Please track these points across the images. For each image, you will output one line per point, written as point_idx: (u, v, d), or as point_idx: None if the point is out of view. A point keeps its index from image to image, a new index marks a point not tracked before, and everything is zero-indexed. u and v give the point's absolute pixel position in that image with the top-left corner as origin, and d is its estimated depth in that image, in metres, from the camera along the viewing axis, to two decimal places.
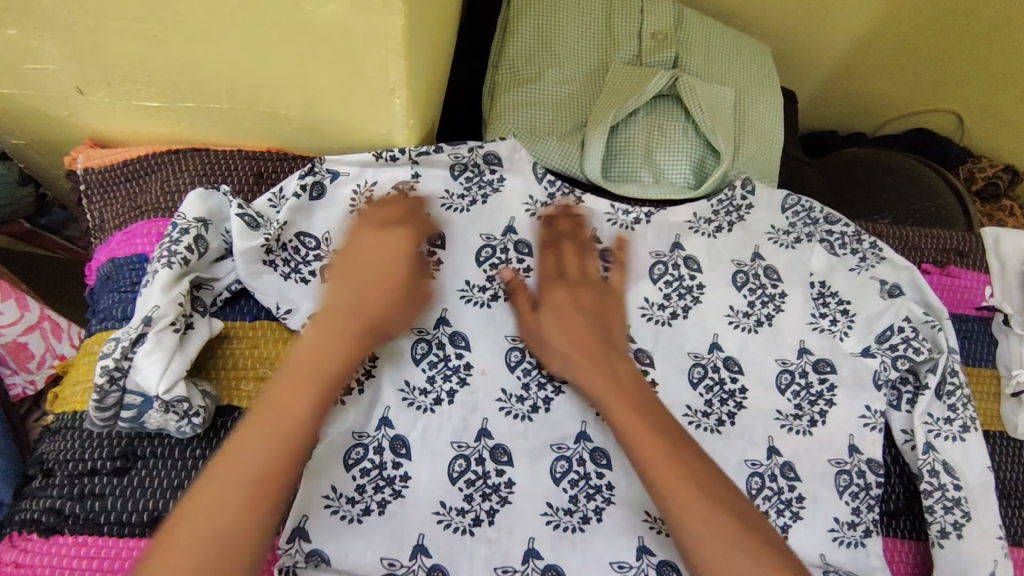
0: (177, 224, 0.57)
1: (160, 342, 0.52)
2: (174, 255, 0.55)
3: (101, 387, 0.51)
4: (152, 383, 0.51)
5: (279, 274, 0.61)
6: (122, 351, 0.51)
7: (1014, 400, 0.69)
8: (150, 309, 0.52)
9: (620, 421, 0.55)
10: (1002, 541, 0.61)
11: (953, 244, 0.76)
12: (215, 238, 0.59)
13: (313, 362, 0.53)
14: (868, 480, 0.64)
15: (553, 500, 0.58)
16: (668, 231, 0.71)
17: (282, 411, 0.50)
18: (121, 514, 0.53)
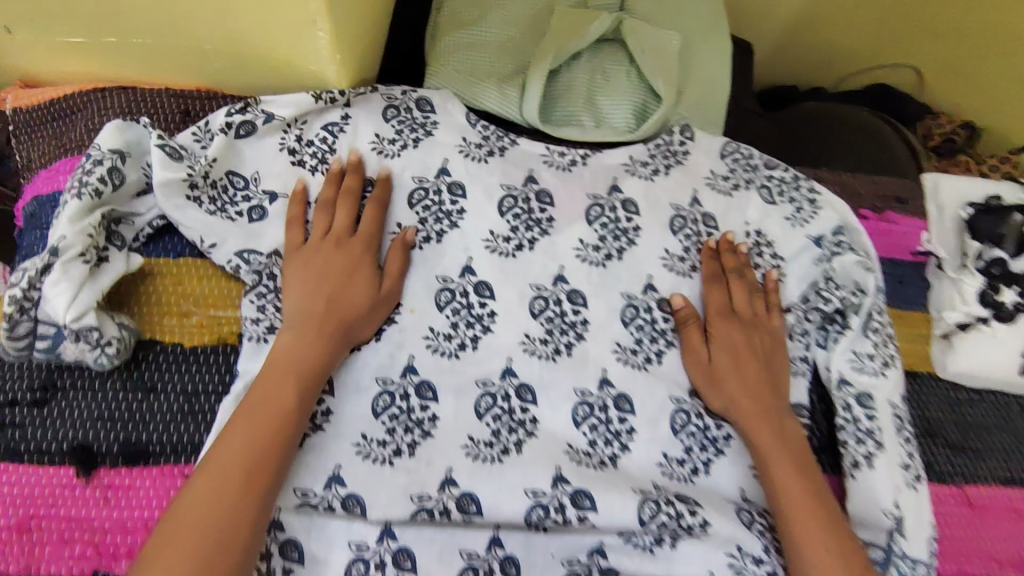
0: (91, 155, 0.58)
1: (67, 272, 0.53)
2: (83, 186, 0.55)
3: (12, 316, 0.53)
4: (60, 312, 0.53)
5: (203, 210, 0.61)
6: (29, 282, 0.53)
7: (943, 341, 0.70)
8: (57, 239, 0.54)
9: (769, 454, 0.58)
10: (908, 471, 0.62)
11: (892, 192, 0.77)
12: (135, 170, 0.59)
13: (273, 386, 0.53)
14: None
15: (475, 434, 0.58)
16: (606, 175, 0.70)
17: (254, 431, 0.50)
18: (39, 443, 0.54)
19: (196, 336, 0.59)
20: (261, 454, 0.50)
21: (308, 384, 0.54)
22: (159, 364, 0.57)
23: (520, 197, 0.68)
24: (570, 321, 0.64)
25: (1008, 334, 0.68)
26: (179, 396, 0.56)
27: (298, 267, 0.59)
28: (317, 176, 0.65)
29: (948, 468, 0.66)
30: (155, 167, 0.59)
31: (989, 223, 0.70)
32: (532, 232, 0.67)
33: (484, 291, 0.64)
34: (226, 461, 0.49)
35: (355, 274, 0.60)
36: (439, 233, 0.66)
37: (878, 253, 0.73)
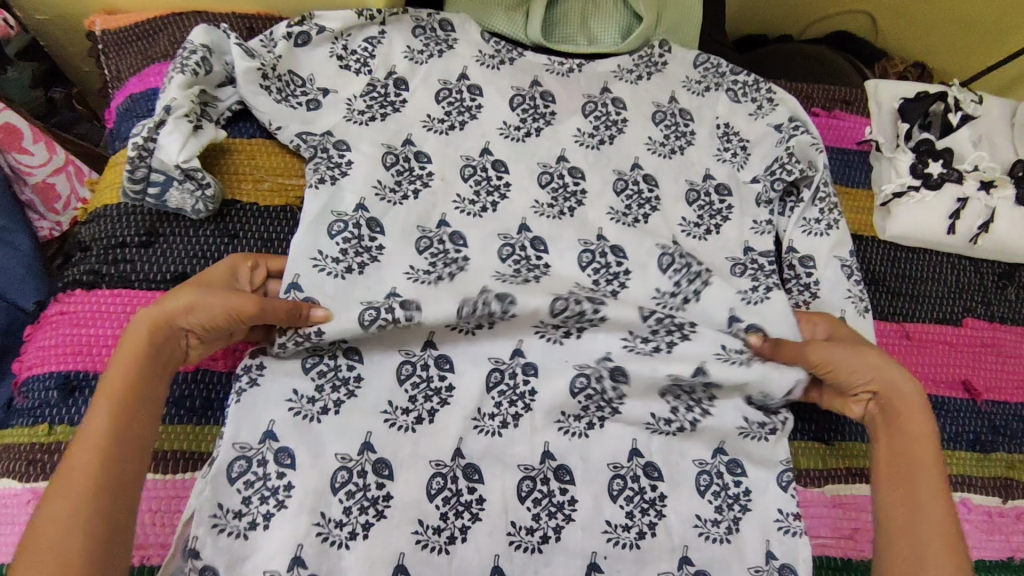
0: (187, 47, 0.71)
1: (177, 126, 0.67)
2: (185, 65, 0.69)
3: (134, 159, 0.65)
4: (173, 156, 0.66)
5: (273, 98, 0.74)
6: (148, 134, 0.66)
7: (882, 211, 0.84)
8: (168, 100, 0.67)
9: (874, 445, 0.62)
10: (852, 303, 0.76)
11: (841, 96, 0.91)
12: (219, 62, 0.73)
13: (108, 389, 0.52)
14: (761, 266, 0.77)
15: (500, 271, 0.71)
16: (598, 78, 0.85)
17: (82, 437, 0.49)
18: (148, 273, 0.67)
19: (268, 197, 0.72)
20: (90, 460, 0.48)
21: (132, 386, 0.53)
22: (240, 215, 0.71)
23: (527, 96, 0.81)
24: (572, 191, 0.77)
25: (934, 199, 0.82)
26: (258, 241, 0.70)
27: None
28: (360, 77, 0.78)
29: (890, 309, 0.80)
30: (236, 57, 0.72)
31: (917, 108, 0.84)
32: (538, 122, 0.80)
33: (500, 167, 0.77)
34: (78, 449, 0.49)
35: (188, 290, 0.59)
36: (461, 122, 0.78)
37: (829, 144, 0.87)
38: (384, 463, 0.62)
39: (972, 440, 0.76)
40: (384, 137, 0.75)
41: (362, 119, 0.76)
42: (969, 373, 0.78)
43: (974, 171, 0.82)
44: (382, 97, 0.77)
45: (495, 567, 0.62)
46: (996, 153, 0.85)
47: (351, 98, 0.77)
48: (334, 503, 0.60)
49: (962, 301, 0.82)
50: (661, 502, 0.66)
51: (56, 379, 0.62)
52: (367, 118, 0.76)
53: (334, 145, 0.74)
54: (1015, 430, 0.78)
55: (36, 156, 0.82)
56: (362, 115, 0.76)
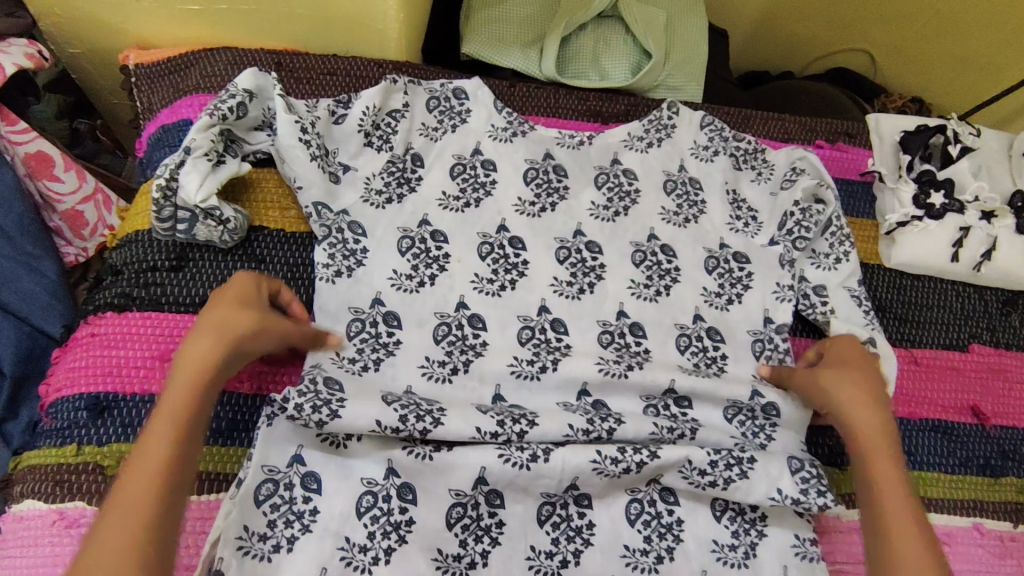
0: (228, 91, 0.71)
1: (197, 165, 0.66)
2: (217, 109, 0.68)
3: (158, 201, 0.65)
4: (191, 195, 0.65)
5: (309, 153, 0.73)
6: (170, 173, 0.65)
7: (887, 239, 0.86)
8: (189, 141, 0.66)
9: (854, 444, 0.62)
10: (870, 329, 0.77)
11: (843, 129, 0.94)
12: (257, 108, 0.73)
13: (163, 434, 0.49)
14: (779, 344, 0.77)
15: (518, 355, 0.70)
16: (608, 150, 0.86)
17: (135, 482, 0.46)
18: (178, 297, 0.68)
19: (295, 225, 0.74)
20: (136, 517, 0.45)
21: (199, 409, 0.51)
22: (266, 243, 0.73)
23: (541, 170, 0.83)
24: (590, 266, 0.78)
25: (937, 228, 0.84)
26: (285, 267, 0.72)
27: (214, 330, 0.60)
28: (380, 153, 0.80)
29: (900, 333, 0.81)
30: (279, 110, 0.73)
31: (918, 140, 0.87)
32: (552, 198, 0.82)
33: (517, 244, 0.78)
34: (127, 506, 0.46)
35: (237, 318, 0.56)
36: (477, 200, 0.79)
37: (835, 176, 0.90)
38: (409, 487, 0.62)
39: (981, 464, 0.77)
40: (399, 220, 0.76)
41: (379, 201, 0.77)
42: (978, 398, 0.80)
43: (975, 202, 0.85)
44: (400, 172, 0.79)
45: None
46: (995, 182, 0.88)
47: (370, 177, 0.78)
48: (359, 528, 0.60)
49: (968, 326, 0.84)
50: (678, 526, 0.66)
51: (85, 401, 0.63)
52: (384, 200, 0.77)
53: (349, 226, 0.74)
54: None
55: (66, 184, 0.85)
56: (380, 196, 0.77)
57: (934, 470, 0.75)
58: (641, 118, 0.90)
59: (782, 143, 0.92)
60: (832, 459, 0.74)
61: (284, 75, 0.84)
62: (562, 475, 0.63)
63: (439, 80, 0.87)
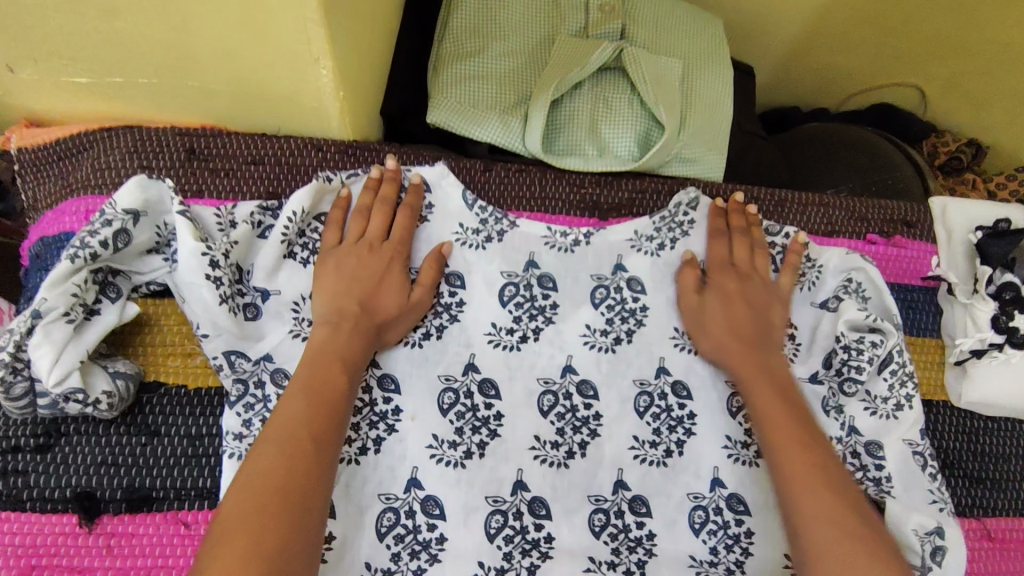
0: (104, 213, 0.54)
1: (49, 335, 0.50)
2: (82, 248, 0.52)
3: (4, 378, 0.50)
4: (43, 375, 0.49)
5: (218, 293, 0.57)
6: (16, 345, 0.49)
7: (957, 369, 0.69)
8: (37, 301, 0.50)
9: (752, 381, 0.60)
10: (938, 505, 0.61)
11: (900, 215, 0.76)
12: (147, 230, 0.57)
13: (309, 370, 0.54)
14: None
15: (485, 560, 0.57)
16: (609, 254, 0.68)
17: (315, 407, 0.51)
18: (43, 491, 0.53)
19: (200, 377, 0.58)
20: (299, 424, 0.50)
21: (351, 355, 0.56)
22: (161, 409, 0.57)
23: (521, 285, 0.66)
24: (582, 418, 0.63)
25: (1022, 360, 0.66)
26: (183, 439, 0.56)
27: (316, 270, 0.62)
28: (310, 268, 0.64)
29: (970, 499, 0.65)
30: (183, 235, 0.56)
31: (1001, 247, 0.69)
32: (536, 321, 0.65)
33: (489, 390, 0.62)
34: (292, 426, 0.49)
35: (371, 272, 0.61)
36: (440, 329, 0.64)
37: (888, 281, 0.72)
38: None
39: None
40: None
41: None
42: None
43: None
44: None
45: None
46: None
47: (299, 302, 0.62)
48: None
49: None
50: None
51: None
52: None
53: (271, 376, 0.59)
54: None
55: None
56: None
57: None
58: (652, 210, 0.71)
59: (825, 240, 0.73)
60: None
61: (198, 166, 0.67)
62: None
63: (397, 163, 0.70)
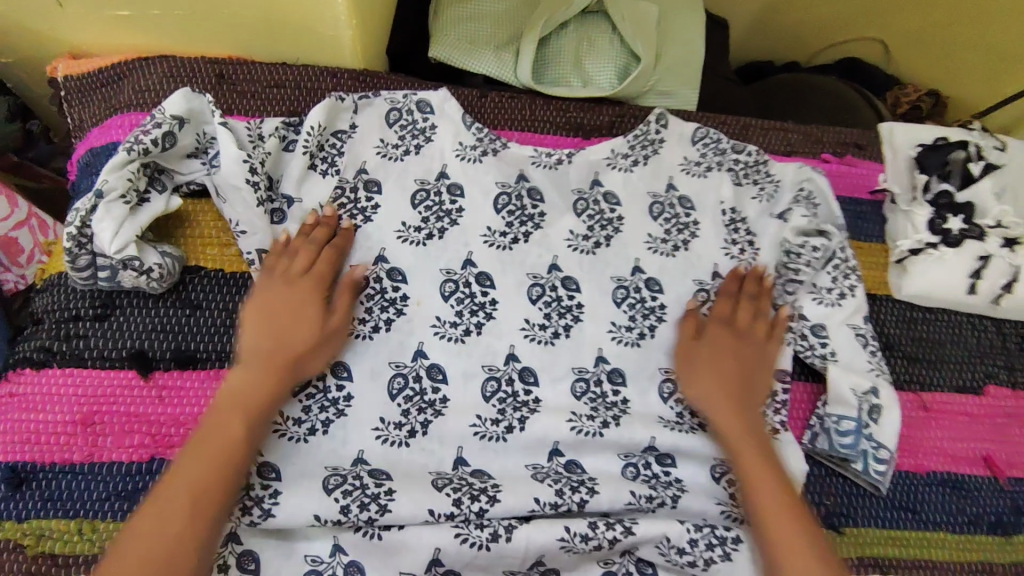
0: (155, 117, 0.63)
1: (110, 211, 0.58)
2: (137, 143, 0.60)
3: (71, 250, 0.58)
4: (105, 244, 0.58)
5: (256, 197, 0.65)
6: (81, 221, 0.58)
7: (898, 267, 0.77)
8: (100, 183, 0.59)
9: (737, 436, 0.63)
10: (874, 376, 0.70)
11: (851, 139, 0.85)
12: (190, 136, 0.65)
13: (212, 426, 0.55)
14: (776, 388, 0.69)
15: (482, 413, 0.65)
16: (589, 170, 0.77)
17: (196, 464, 0.53)
18: (102, 351, 0.62)
19: (234, 264, 0.67)
20: (188, 485, 0.52)
21: (258, 401, 0.58)
22: (202, 287, 0.65)
23: (513, 195, 0.74)
24: (566, 306, 0.71)
25: (954, 257, 0.75)
26: (221, 313, 0.65)
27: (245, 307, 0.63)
28: (327, 178, 0.71)
29: (907, 375, 0.74)
30: (225, 142, 0.65)
31: (935, 158, 0.78)
32: (526, 226, 0.73)
33: (485, 281, 0.70)
34: (175, 491, 0.52)
35: (286, 313, 0.62)
36: (441, 231, 0.72)
37: (841, 194, 0.81)
38: (356, 566, 0.57)
39: (993, 522, 0.70)
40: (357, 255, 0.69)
41: None
42: (992, 447, 0.72)
43: (998, 227, 0.76)
44: (351, 203, 0.71)
45: None
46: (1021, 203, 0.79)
47: (319, 208, 0.70)
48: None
49: (984, 365, 0.76)
50: None
51: (2, 471, 0.57)
52: None
53: None
54: None
55: None
56: None
57: (938, 529, 0.68)
58: (627, 132, 0.80)
59: (785, 158, 0.82)
60: (831, 521, 0.67)
61: (228, 90, 0.75)
62: (526, 555, 0.59)
63: (405, 89, 0.78)
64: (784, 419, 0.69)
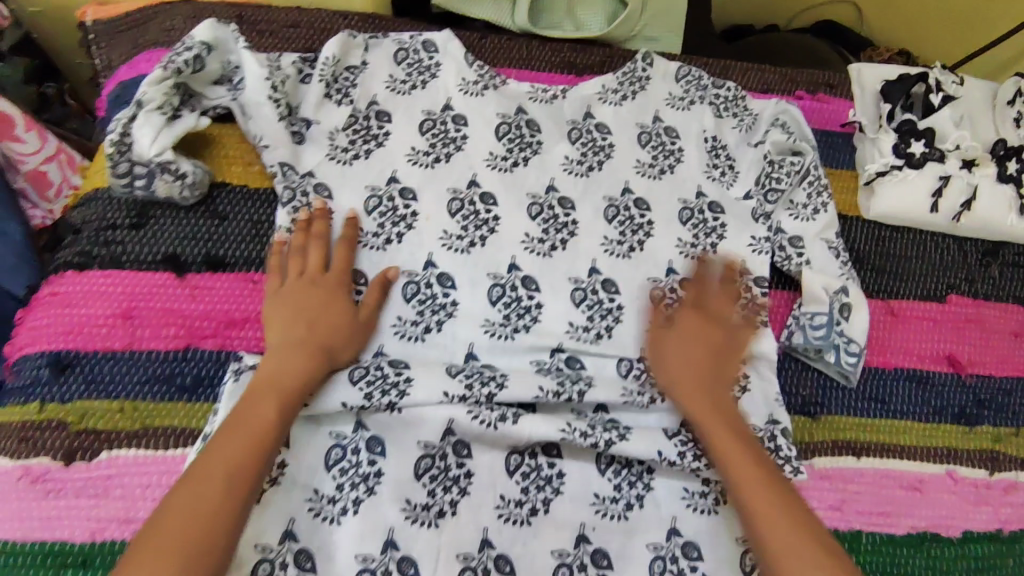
0: (186, 43, 0.69)
1: (150, 119, 0.65)
2: (172, 62, 0.67)
3: (113, 156, 0.65)
4: (146, 149, 0.65)
5: (276, 112, 0.71)
6: (122, 128, 0.64)
7: (865, 190, 0.85)
8: (140, 94, 0.65)
9: (703, 417, 0.63)
10: (843, 280, 0.77)
11: (823, 79, 0.92)
12: (216, 62, 0.71)
13: (248, 412, 0.57)
14: (756, 292, 0.76)
15: (490, 317, 0.70)
16: (582, 103, 0.83)
17: (222, 453, 0.54)
18: (138, 255, 0.67)
19: (258, 181, 0.73)
20: (242, 470, 0.53)
21: (291, 391, 0.59)
22: (229, 200, 0.71)
23: (513, 125, 0.79)
24: (563, 222, 0.76)
25: (917, 177, 0.82)
26: (248, 223, 0.71)
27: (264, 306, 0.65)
28: (341, 107, 0.76)
29: (875, 284, 0.81)
30: (250, 65, 0.71)
31: (900, 89, 0.85)
32: (525, 152, 0.78)
33: (489, 200, 0.75)
34: (205, 483, 0.52)
35: (304, 305, 0.64)
36: (447, 155, 0.77)
37: (814, 127, 0.88)
38: (377, 440, 0.63)
39: (957, 413, 0.76)
40: (369, 177, 0.74)
41: (345, 157, 0.74)
42: (953, 347, 0.79)
43: (957, 151, 0.83)
44: (364, 130, 0.76)
45: (486, 538, 0.61)
46: (977, 131, 0.86)
47: (334, 132, 0.75)
48: (328, 479, 0.62)
49: (947, 278, 0.83)
50: (648, 475, 0.66)
51: (47, 358, 0.63)
52: (351, 156, 0.74)
53: (315, 189, 0.72)
54: (999, 402, 0.78)
55: (27, 144, 0.83)
56: (345, 152, 0.74)
57: (906, 418, 0.75)
58: (615, 70, 0.87)
59: (762, 94, 0.89)
60: (807, 410, 0.74)
61: (246, 30, 0.81)
62: (528, 440, 0.64)
63: (410, 32, 0.84)
64: (766, 317, 0.75)
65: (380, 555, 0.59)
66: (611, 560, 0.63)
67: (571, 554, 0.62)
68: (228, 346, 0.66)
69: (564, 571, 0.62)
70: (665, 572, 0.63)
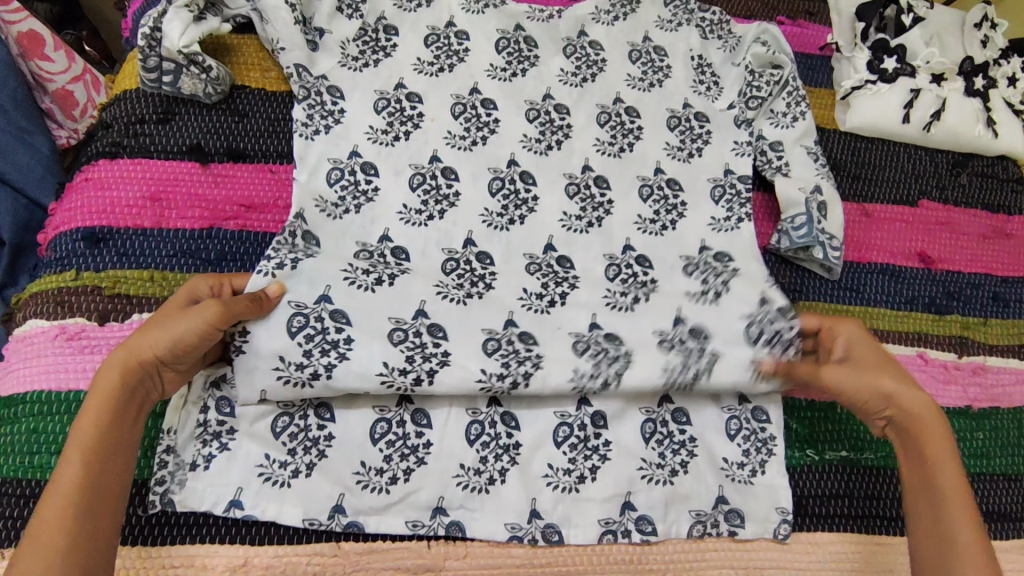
0: None
1: (179, 16, 0.71)
2: None
3: (144, 49, 0.70)
4: (174, 41, 0.70)
5: (292, 17, 0.77)
6: (154, 22, 0.71)
7: (843, 104, 0.90)
8: None
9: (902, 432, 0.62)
10: (820, 180, 0.82)
11: (803, 8, 0.98)
12: None
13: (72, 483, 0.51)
14: (739, 191, 0.81)
15: (489, 207, 0.75)
16: (576, 23, 0.88)
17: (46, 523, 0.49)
18: (164, 145, 0.73)
19: (275, 84, 0.78)
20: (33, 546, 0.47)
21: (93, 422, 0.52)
22: (247, 100, 0.77)
23: (512, 40, 0.85)
24: (558, 125, 0.81)
25: (889, 91, 0.88)
26: (267, 120, 0.76)
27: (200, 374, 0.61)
28: (352, 21, 0.82)
29: (851, 189, 0.86)
30: None
31: (873, 9, 0.90)
32: (523, 65, 0.84)
33: (489, 105, 0.81)
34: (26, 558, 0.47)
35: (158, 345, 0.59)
36: (450, 66, 0.82)
37: (796, 50, 0.94)
38: None
39: (927, 303, 0.82)
40: (377, 84, 0.79)
41: (356, 65, 0.80)
42: (924, 245, 0.84)
43: (926, 66, 0.89)
44: (372, 41, 0.81)
45: (493, 397, 0.66)
46: (947, 50, 0.91)
47: (345, 43, 0.80)
48: (293, 347, 0.61)
49: (919, 184, 0.88)
50: None
51: (82, 232, 0.68)
52: (361, 64, 0.80)
53: (327, 90, 0.77)
54: (967, 295, 0.84)
55: (56, 62, 0.86)
56: (356, 61, 0.80)
57: (879, 307, 0.80)
58: None
59: (746, 19, 0.95)
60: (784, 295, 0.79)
61: None
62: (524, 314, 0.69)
63: None
64: (749, 213, 0.80)
65: (396, 408, 0.65)
66: (607, 420, 0.68)
67: (572, 415, 0.67)
68: (251, 226, 0.71)
69: (565, 430, 0.67)
70: (655, 433, 0.68)
